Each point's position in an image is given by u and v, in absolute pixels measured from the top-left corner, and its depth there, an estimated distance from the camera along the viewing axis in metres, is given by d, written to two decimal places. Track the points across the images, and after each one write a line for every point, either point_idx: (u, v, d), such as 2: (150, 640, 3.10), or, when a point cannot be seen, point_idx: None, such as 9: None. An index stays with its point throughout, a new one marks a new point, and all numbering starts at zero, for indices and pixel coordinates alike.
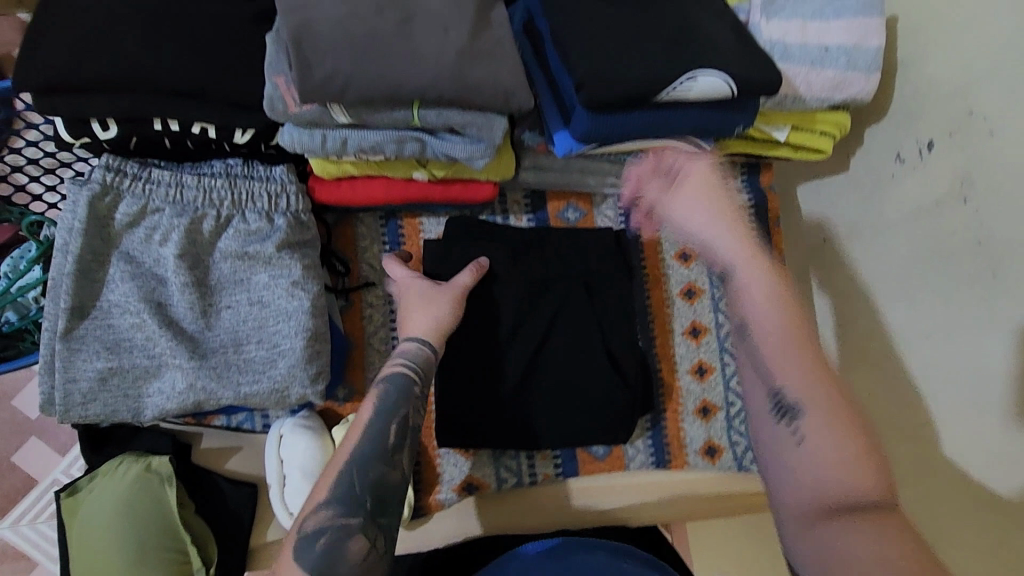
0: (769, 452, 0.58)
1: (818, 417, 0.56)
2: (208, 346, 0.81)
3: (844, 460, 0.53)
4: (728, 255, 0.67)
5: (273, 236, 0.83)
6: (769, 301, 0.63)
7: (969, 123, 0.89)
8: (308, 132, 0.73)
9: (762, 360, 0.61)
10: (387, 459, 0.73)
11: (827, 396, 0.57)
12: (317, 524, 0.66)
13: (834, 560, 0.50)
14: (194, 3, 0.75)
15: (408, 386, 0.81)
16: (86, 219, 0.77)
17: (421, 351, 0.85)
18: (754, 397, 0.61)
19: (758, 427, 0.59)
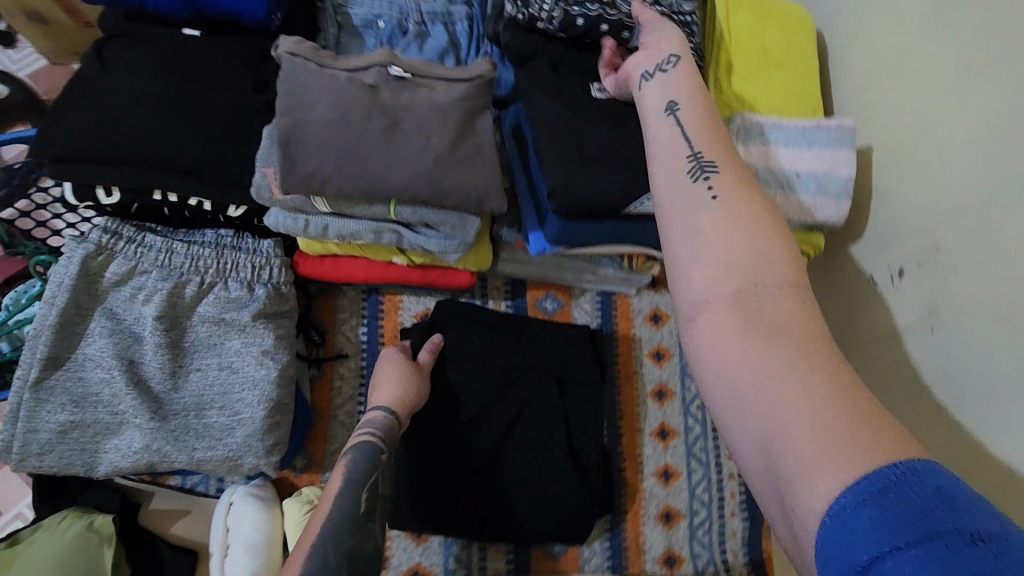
0: (681, 216, 0.58)
1: (730, 178, 0.58)
2: (171, 407, 0.83)
3: (749, 210, 0.56)
4: (673, 49, 0.73)
5: (251, 305, 0.86)
6: (696, 87, 0.68)
7: (933, 257, 0.91)
8: (292, 216, 0.78)
9: (685, 137, 0.63)
10: (359, 529, 0.76)
11: (739, 166, 0.60)
12: None
13: (723, 346, 0.50)
14: (207, 91, 0.82)
15: (377, 453, 0.83)
16: (76, 275, 0.81)
17: (386, 420, 0.86)
18: (671, 166, 0.62)
19: (673, 187, 0.60)
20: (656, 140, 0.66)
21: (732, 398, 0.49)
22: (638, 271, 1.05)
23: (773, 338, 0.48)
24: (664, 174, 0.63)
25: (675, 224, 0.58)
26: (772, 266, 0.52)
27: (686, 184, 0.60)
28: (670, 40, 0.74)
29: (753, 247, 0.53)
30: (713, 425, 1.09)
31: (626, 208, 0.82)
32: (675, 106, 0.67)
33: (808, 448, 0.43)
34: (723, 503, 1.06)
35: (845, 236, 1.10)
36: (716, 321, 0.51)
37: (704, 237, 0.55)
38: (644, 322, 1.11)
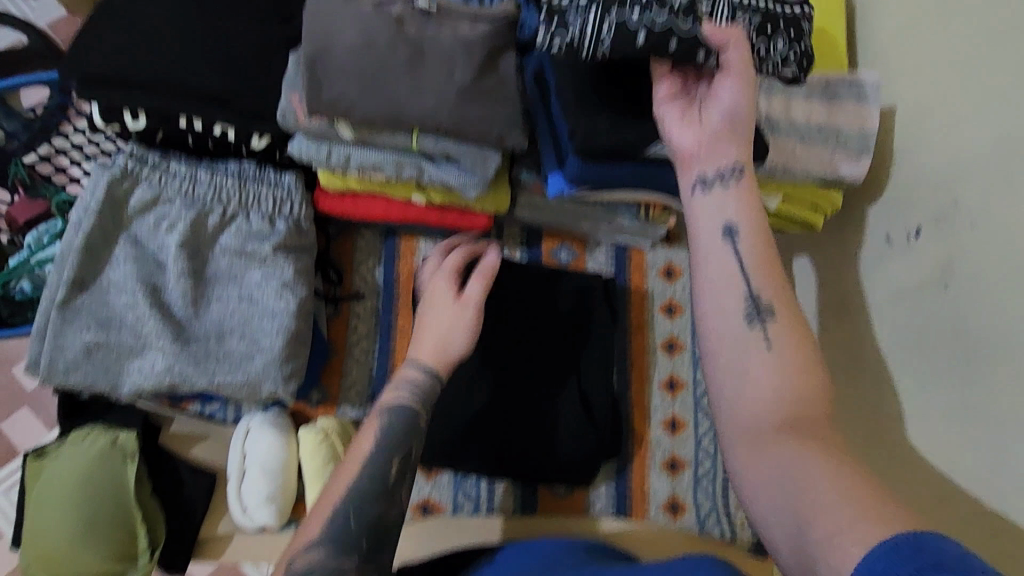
0: (732, 349, 0.63)
1: (784, 330, 0.63)
2: (193, 333, 0.85)
3: (801, 358, 0.62)
4: (735, 159, 0.71)
5: (272, 238, 0.87)
6: (755, 213, 0.69)
7: (954, 213, 0.90)
8: (315, 145, 0.80)
9: (740, 261, 0.66)
10: (388, 496, 0.73)
11: (792, 310, 0.65)
12: (307, 565, 0.66)
13: (773, 472, 0.56)
14: (233, 22, 0.83)
15: (413, 416, 0.78)
16: (102, 200, 0.83)
17: (426, 380, 0.81)
18: (725, 302, 0.65)
19: (728, 330, 0.64)
20: (706, 261, 0.68)
21: (774, 515, 0.55)
22: (653, 223, 1.05)
23: (818, 466, 0.54)
24: (716, 306, 0.66)
25: (724, 362, 0.63)
26: (813, 404, 0.59)
27: (741, 326, 0.64)
28: (736, 147, 0.72)
29: (799, 390, 0.60)
30: None
31: (647, 149, 0.82)
32: (732, 230, 0.68)
33: (848, 555, 0.48)
34: None
35: (860, 197, 1.09)
36: (759, 446, 0.58)
37: (758, 383, 0.61)
38: (657, 277, 1.12)
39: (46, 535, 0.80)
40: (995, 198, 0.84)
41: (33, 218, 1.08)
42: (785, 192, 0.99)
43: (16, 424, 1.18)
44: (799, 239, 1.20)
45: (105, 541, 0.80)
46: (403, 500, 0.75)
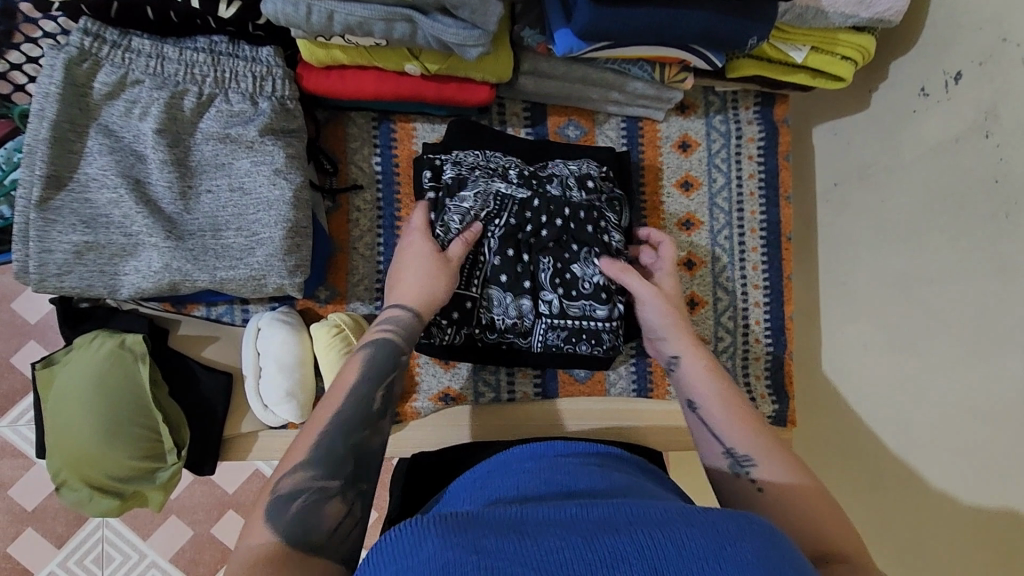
0: (735, 499, 0.71)
1: (768, 466, 0.71)
2: (186, 228, 0.80)
3: (797, 485, 0.69)
4: (674, 352, 0.84)
5: (257, 119, 0.80)
6: (709, 380, 0.80)
7: (1001, 50, 0.82)
8: (292, 2, 0.70)
9: (715, 423, 0.76)
10: (370, 425, 0.71)
11: (770, 448, 0.73)
12: (294, 485, 0.64)
13: None
14: None
15: (396, 352, 0.77)
16: (64, 83, 0.74)
17: (407, 318, 0.80)
18: (713, 462, 0.75)
19: (724, 486, 0.72)
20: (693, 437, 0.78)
21: None
22: (669, 86, 0.96)
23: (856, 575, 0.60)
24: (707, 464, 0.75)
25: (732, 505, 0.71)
26: (819, 508, 0.66)
27: (731, 477, 0.72)
28: (675, 336, 0.85)
29: (807, 515, 0.65)
30: (741, 257, 1.07)
31: None
32: (692, 402, 0.80)
33: None
34: (747, 330, 1.08)
35: (894, 46, 1.00)
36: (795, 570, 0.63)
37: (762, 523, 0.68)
38: (672, 150, 1.06)
39: (68, 436, 0.79)
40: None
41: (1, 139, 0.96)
42: (813, 42, 0.91)
43: (28, 355, 1.16)
44: (822, 107, 1.12)
45: (128, 440, 0.79)
46: (383, 433, 0.72)
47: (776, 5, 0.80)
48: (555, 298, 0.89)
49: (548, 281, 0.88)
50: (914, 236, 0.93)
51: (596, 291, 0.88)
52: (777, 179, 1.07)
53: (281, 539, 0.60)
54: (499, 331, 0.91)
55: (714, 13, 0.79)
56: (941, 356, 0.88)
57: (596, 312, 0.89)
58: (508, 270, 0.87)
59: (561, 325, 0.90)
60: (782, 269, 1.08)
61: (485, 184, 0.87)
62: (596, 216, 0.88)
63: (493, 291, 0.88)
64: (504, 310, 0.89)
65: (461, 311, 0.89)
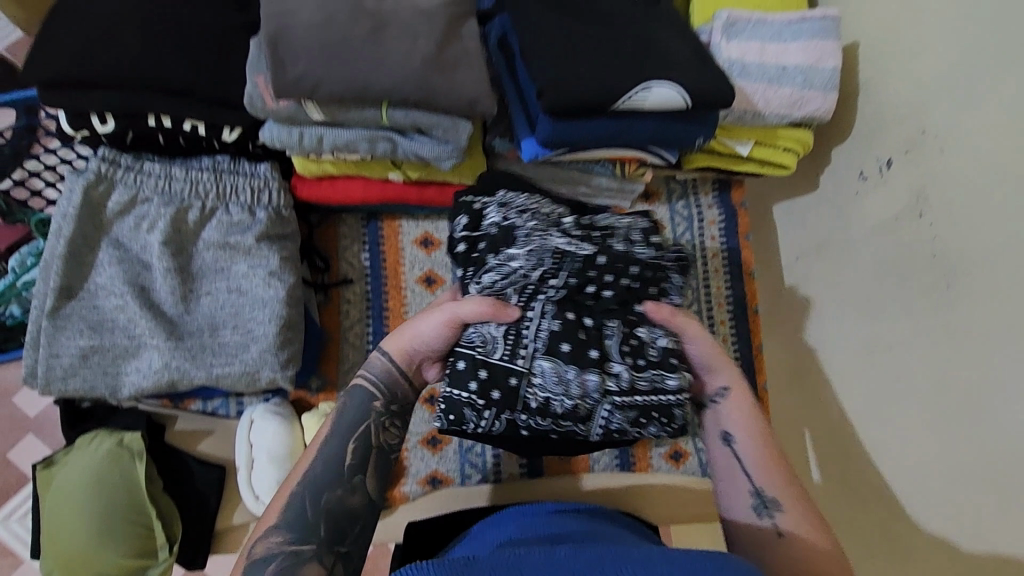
0: (751, 543, 0.69)
1: (794, 516, 0.69)
2: (185, 329, 0.86)
3: (823, 543, 0.66)
4: (720, 383, 0.77)
5: (253, 228, 0.88)
6: (750, 420, 0.75)
7: (922, 141, 0.92)
8: (287, 129, 0.79)
9: (746, 463, 0.73)
10: (343, 485, 0.69)
11: (797, 498, 0.70)
12: (265, 551, 0.63)
13: None
14: (190, 19, 0.83)
15: (369, 402, 0.74)
16: (81, 205, 0.83)
17: (387, 367, 0.75)
18: (735, 500, 0.72)
19: (739, 525, 0.70)
20: (717, 472, 0.75)
21: None
22: (630, 180, 1.06)
23: None
24: (726, 504, 0.72)
25: (745, 546, 0.69)
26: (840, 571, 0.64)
27: (751, 519, 0.70)
28: (724, 367, 0.77)
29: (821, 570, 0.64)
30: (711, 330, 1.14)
31: (615, 105, 0.84)
32: (728, 438, 0.75)
33: None
34: None
35: (830, 136, 1.10)
36: None
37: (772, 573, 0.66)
38: None
39: (63, 534, 0.81)
40: (962, 120, 0.86)
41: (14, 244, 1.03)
42: (756, 137, 1.01)
43: (25, 449, 1.18)
44: (776, 188, 1.22)
45: (122, 537, 0.81)
46: (367, 489, 0.70)
47: (717, 112, 0.91)
48: (624, 370, 0.70)
49: (616, 349, 0.71)
50: (870, 307, 0.99)
51: (665, 359, 0.72)
52: (739, 258, 1.18)
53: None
54: (553, 418, 0.71)
55: (660, 120, 0.89)
56: (910, 422, 0.92)
57: (676, 387, 0.71)
58: (569, 337, 0.70)
59: (629, 405, 0.71)
60: (749, 338, 1.21)
61: (542, 240, 0.72)
62: (661, 274, 0.74)
63: (542, 370, 0.69)
64: (562, 388, 0.69)
65: (501, 390, 0.70)
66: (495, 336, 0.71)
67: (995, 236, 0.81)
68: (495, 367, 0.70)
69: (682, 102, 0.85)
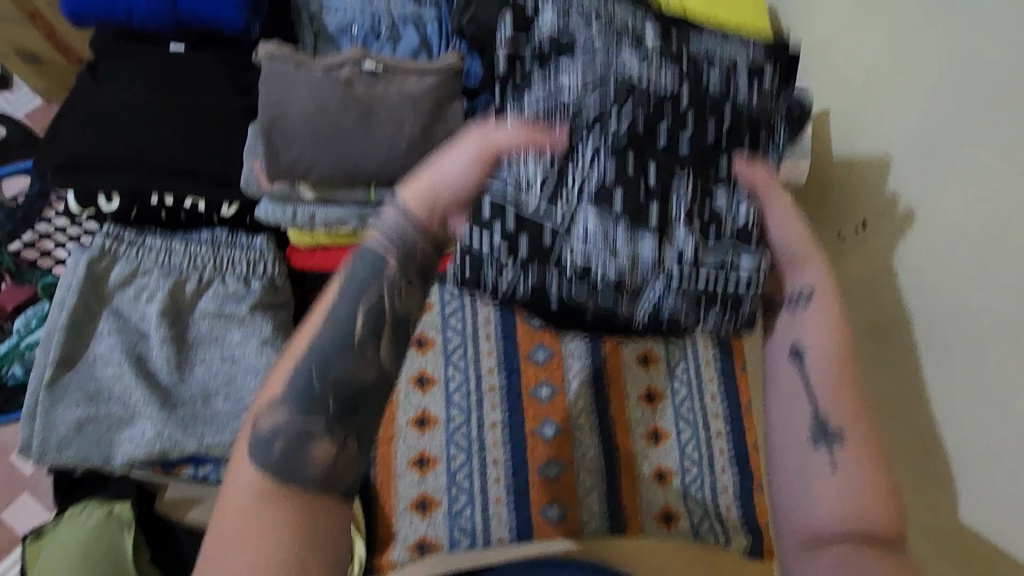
0: (795, 472, 0.60)
1: (856, 450, 0.59)
2: (178, 398, 0.88)
3: (880, 487, 0.58)
4: (805, 282, 0.69)
5: (248, 298, 0.91)
6: (829, 330, 0.65)
7: None
8: (281, 207, 0.83)
9: (812, 378, 0.63)
10: (355, 355, 0.56)
11: (863, 430, 0.60)
12: (273, 423, 0.54)
13: None
14: (197, 107, 0.90)
15: (382, 262, 0.59)
16: (83, 279, 0.87)
17: (403, 227, 0.60)
18: (784, 421, 0.63)
19: (783, 443, 0.62)
20: (776, 389, 0.65)
21: None
22: None
23: None
24: (778, 421, 0.63)
25: (789, 475, 0.61)
26: (887, 514, 0.56)
27: (805, 445, 0.60)
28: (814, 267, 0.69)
29: (865, 512, 0.56)
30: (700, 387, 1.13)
31: None
32: (799, 350, 0.66)
33: None
34: (713, 460, 1.10)
35: None
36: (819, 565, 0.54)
37: (811, 509, 0.57)
38: None
39: None
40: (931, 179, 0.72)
41: (22, 303, 1.08)
42: None
43: (18, 510, 1.18)
44: None
45: None
46: (376, 359, 0.57)
47: None
48: (689, 244, 0.72)
49: (682, 212, 0.72)
50: None
51: (742, 234, 0.72)
52: None
53: (265, 475, 0.53)
54: (592, 283, 0.72)
55: None
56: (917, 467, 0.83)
57: (740, 262, 0.72)
58: (626, 192, 0.71)
59: (688, 288, 0.72)
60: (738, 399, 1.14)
61: (614, 58, 0.77)
62: (744, 127, 0.77)
63: (596, 204, 0.71)
64: (603, 258, 0.71)
65: (533, 246, 0.72)
66: (530, 178, 0.71)
67: (970, 293, 0.68)
68: (538, 209, 0.71)
69: None
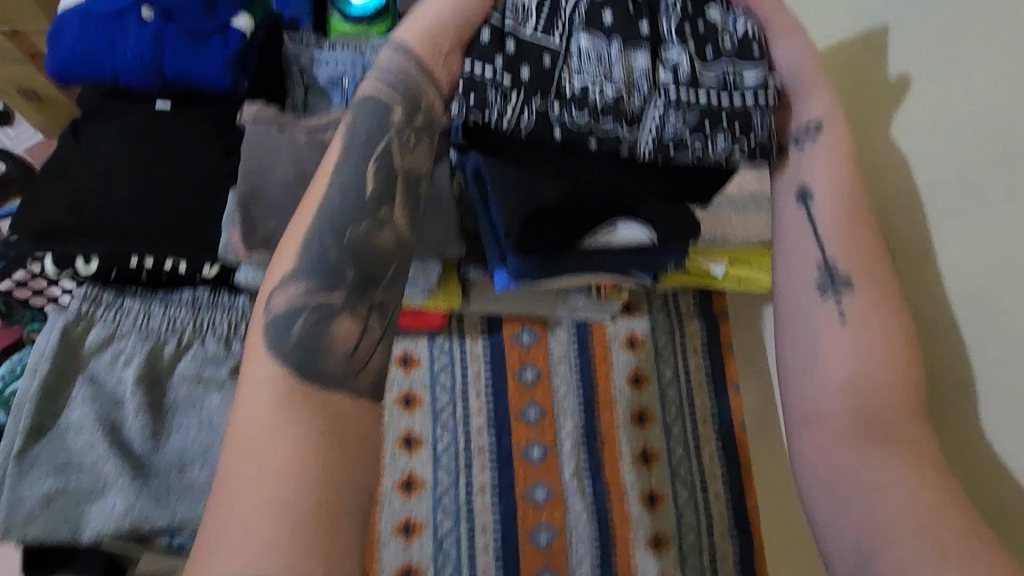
0: (808, 351, 0.70)
1: (861, 301, 0.69)
2: (152, 468, 0.84)
3: (882, 324, 0.68)
4: (815, 119, 0.77)
5: (228, 362, 0.89)
6: (840, 166, 0.75)
7: None
8: (262, 273, 0.83)
9: (822, 232, 0.74)
10: (368, 221, 0.62)
11: (871, 280, 0.71)
12: (286, 302, 0.58)
13: (848, 475, 0.63)
14: (181, 168, 0.89)
15: (392, 84, 0.69)
16: (58, 343, 0.84)
17: (404, 57, 0.70)
18: (806, 266, 0.73)
19: (802, 306, 0.72)
20: (788, 261, 0.76)
21: (824, 490, 0.64)
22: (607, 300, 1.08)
23: (886, 436, 0.63)
24: (787, 264, 0.75)
25: (799, 332, 0.71)
26: (893, 392, 0.65)
27: (816, 299, 0.71)
28: (817, 96, 0.78)
29: (871, 386, 0.65)
30: (697, 448, 1.10)
31: (583, 242, 0.85)
32: (807, 192, 0.76)
33: (905, 530, 0.58)
34: (711, 524, 1.06)
35: None
36: (832, 438, 0.64)
37: (821, 383, 0.67)
38: (621, 348, 1.14)
39: None
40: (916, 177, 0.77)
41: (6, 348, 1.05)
42: (728, 257, 1.01)
43: None
44: None
45: None
46: (396, 228, 0.64)
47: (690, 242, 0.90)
48: (683, 61, 0.75)
49: (670, 31, 0.76)
50: None
51: (742, 51, 0.76)
52: (723, 368, 1.15)
53: (288, 368, 0.56)
54: (592, 108, 0.73)
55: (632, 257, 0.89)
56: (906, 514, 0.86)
57: (745, 78, 0.76)
58: (614, 8, 0.75)
59: (688, 104, 0.75)
60: (739, 460, 1.10)
61: None
62: None
63: (598, 24, 0.75)
64: (594, 69, 0.73)
65: (536, 73, 0.73)
66: (528, 9, 0.75)
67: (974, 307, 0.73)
68: (542, 74, 0.73)
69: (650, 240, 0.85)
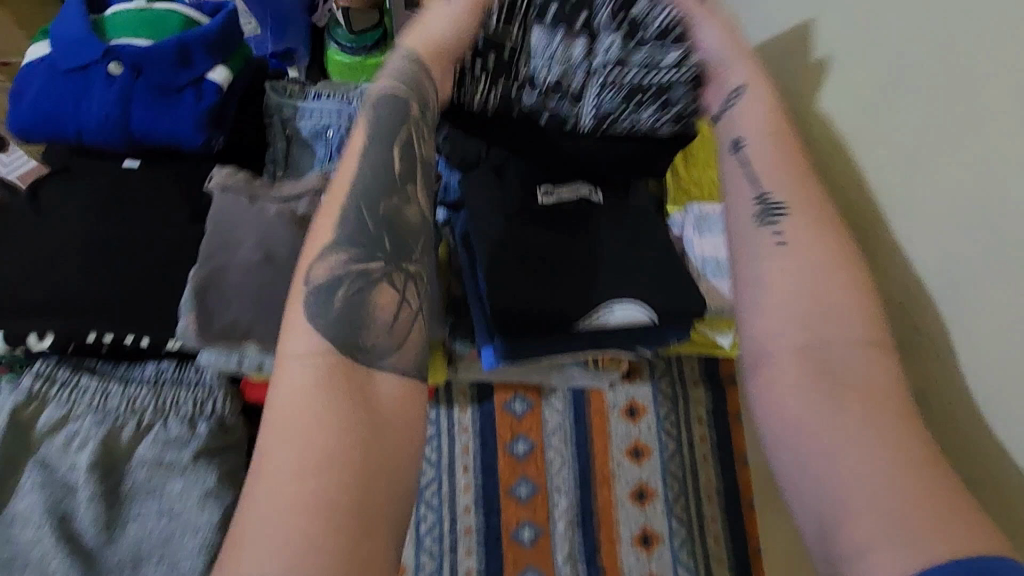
0: (748, 291, 0.62)
1: (798, 219, 0.63)
2: (103, 566, 0.76)
3: (828, 254, 0.60)
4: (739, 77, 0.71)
5: (192, 444, 0.82)
6: (759, 99, 0.70)
7: None
8: (225, 355, 0.74)
9: (757, 165, 0.67)
10: (398, 190, 0.59)
11: (810, 202, 0.64)
12: (331, 271, 0.55)
13: (816, 437, 0.53)
14: (148, 235, 0.83)
15: (403, 99, 0.63)
16: (5, 427, 0.78)
17: (411, 67, 0.66)
18: (736, 207, 0.67)
19: (740, 242, 0.65)
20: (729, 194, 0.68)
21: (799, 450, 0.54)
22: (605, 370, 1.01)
23: (842, 397, 0.53)
24: (733, 213, 0.67)
25: (744, 274, 0.63)
26: (849, 320, 0.57)
27: (753, 228, 0.64)
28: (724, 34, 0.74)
29: (819, 335, 0.57)
30: (701, 528, 1.02)
31: (577, 323, 0.78)
32: (738, 142, 0.69)
33: (885, 500, 0.48)
34: None
35: None
36: (799, 394, 0.55)
37: (766, 334, 0.59)
38: (619, 417, 1.06)
39: None
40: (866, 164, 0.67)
41: None
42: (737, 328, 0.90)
43: None
44: None
45: None
46: (422, 206, 0.61)
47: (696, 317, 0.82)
48: (612, 40, 0.74)
49: (604, 14, 0.74)
50: None
51: (663, 34, 0.75)
52: (731, 441, 1.07)
53: (331, 344, 0.53)
54: (542, 87, 0.76)
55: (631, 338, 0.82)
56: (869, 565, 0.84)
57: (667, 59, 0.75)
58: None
59: (618, 82, 0.76)
60: (749, 541, 1.01)
61: None
62: None
63: (546, 16, 0.73)
64: (549, 54, 0.74)
65: (498, 60, 0.74)
66: None
67: None
68: (493, 29, 0.73)
69: (649, 320, 0.79)
